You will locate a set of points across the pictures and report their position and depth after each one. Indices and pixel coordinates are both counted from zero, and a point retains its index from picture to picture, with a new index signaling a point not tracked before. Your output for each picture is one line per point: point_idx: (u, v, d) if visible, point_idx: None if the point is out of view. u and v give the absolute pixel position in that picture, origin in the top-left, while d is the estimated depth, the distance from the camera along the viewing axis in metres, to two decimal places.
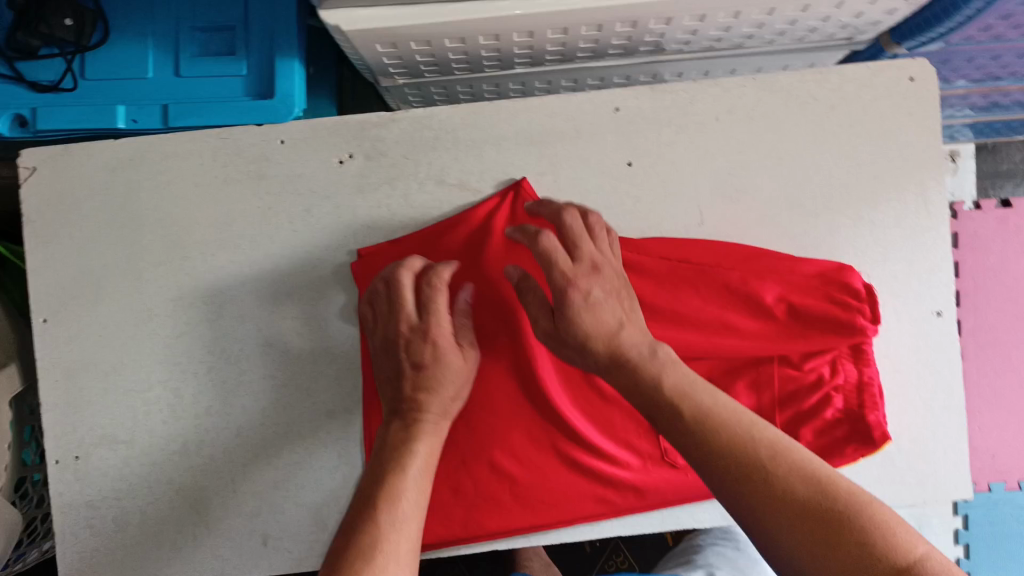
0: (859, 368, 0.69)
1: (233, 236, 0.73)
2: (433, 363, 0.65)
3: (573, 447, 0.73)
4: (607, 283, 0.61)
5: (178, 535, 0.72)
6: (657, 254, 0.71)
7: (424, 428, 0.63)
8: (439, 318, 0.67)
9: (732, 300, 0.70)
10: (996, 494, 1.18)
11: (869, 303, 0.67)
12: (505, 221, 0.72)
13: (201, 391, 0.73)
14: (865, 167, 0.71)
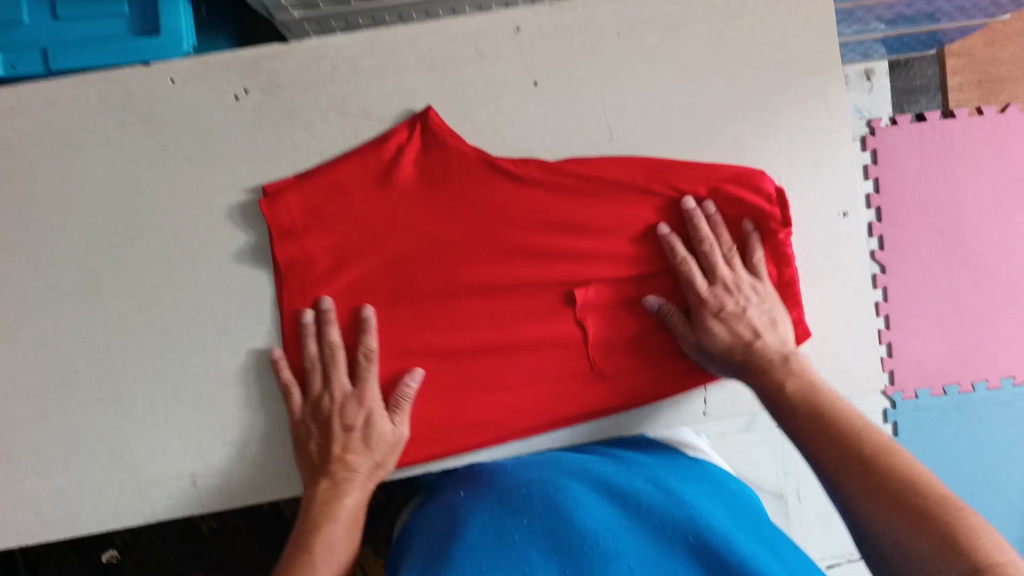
0: (780, 269, 0.73)
1: (131, 178, 0.70)
2: (366, 424, 0.69)
3: (509, 365, 0.75)
4: (758, 301, 0.71)
5: (106, 482, 0.73)
6: (576, 172, 0.72)
7: (357, 482, 0.67)
8: (369, 388, 0.70)
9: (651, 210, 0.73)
10: (922, 400, 1.29)
11: (781, 205, 0.71)
12: (416, 151, 0.71)
13: (113, 340, 0.71)
14: (766, 77, 0.72)
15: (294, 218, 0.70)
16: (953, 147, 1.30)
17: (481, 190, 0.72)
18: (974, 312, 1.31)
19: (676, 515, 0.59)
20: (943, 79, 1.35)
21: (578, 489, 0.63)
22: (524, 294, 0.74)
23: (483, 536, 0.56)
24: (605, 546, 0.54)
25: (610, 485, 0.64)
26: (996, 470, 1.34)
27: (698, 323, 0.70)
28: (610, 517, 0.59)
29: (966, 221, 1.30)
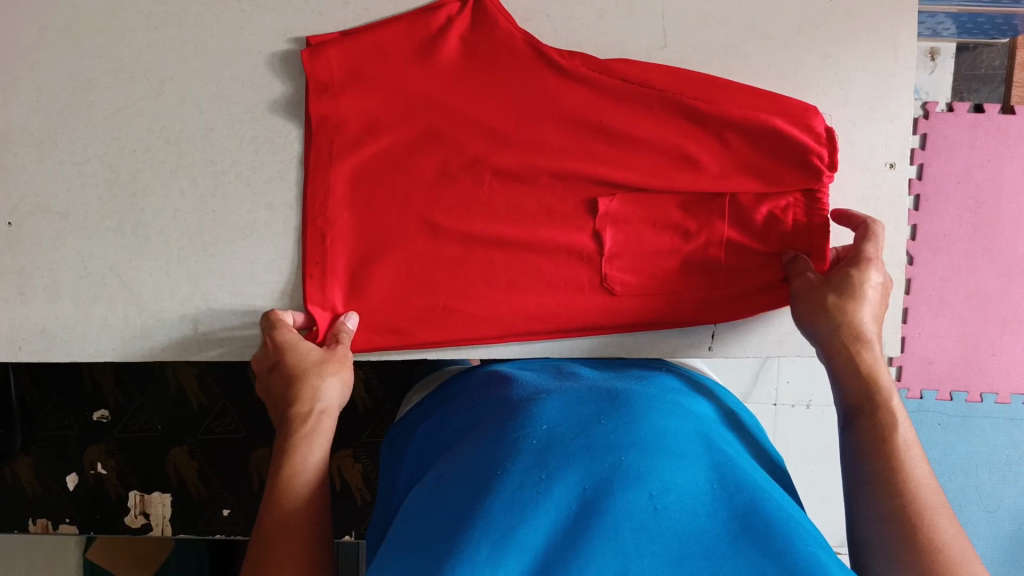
0: (814, 215, 0.68)
1: (177, 9, 0.69)
2: (288, 361, 0.65)
3: (516, 265, 0.73)
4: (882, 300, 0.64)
5: (111, 312, 0.73)
6: (621, 76, 0.69)
7: (305, 416, 0.61)
8: (285, 336, 0.67)
9: (690, 131, 0.70)
10: (926, 401, 1.34)
11: (829, 146, 0.67)
12: (465, 25, 0.69)
13: (138, 171, 0.71)
14: (836, 5, 0.70)
15: (332, 74, 0.69)
16: (1006, 144, 1.28)
17: (524, 80, 0.70)
18: (997, 319, 1.32)
19: (695, 440, 0.54)
20: (1011, 71, 1.26)
21: (591, 402, 0.58)
22: (545, 197, 0.73)
23: (484, 459, 0.52)
24: (623, 464, 0.49)
25: (624, 399, 0.59)
26: (988, 482, 1.37)
27: (833, 279, 0.63)
28: (626, 424, 0.54)
29: (1005, 225, 1.30)
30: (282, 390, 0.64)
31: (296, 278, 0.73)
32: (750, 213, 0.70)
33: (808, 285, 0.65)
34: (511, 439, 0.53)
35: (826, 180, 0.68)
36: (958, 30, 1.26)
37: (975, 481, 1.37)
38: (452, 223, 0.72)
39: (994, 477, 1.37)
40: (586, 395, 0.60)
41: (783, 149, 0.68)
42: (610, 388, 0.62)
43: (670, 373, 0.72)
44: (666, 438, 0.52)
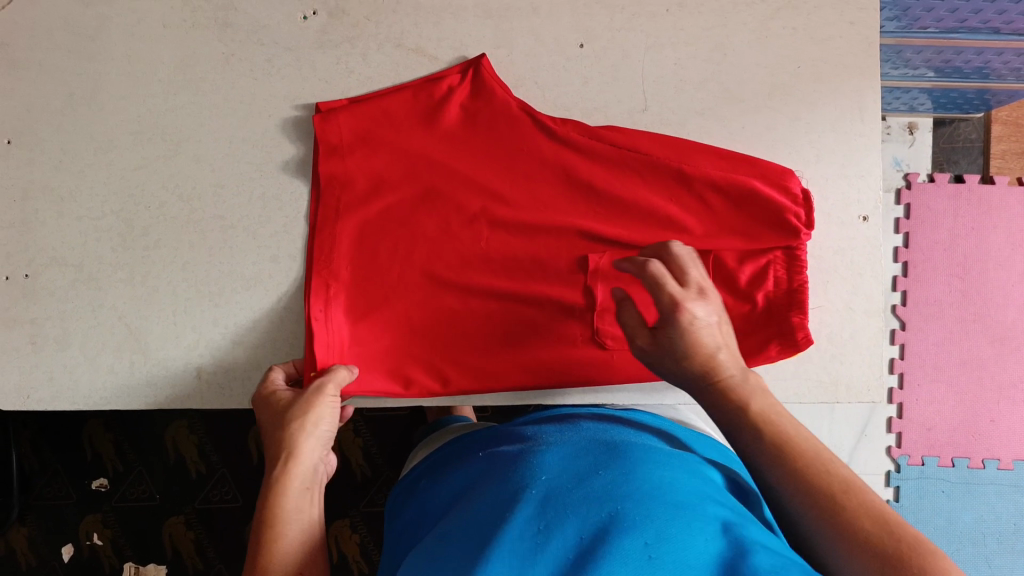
0: (792, 273, 0.72)
1: (196, 78, 0.75)
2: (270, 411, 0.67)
3: (511, 319, 0.76)
4: (715, 313, 0.54)
5: (117, 360, 0.76)
6: (608, 141, 0.73)
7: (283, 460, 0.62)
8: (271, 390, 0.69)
9: (676, 192, 0.73)
10: (929, 469, 1.33)
11: (806, 207, 0.70)
12: (465, 95, 0.74)
13: (152, 225, 0.76)
14: (804, 72, 0.75)
15: (343, 137, 0.73)
16: (988, 213, 1.33)
17: (518, 146, 0.74)
18: (993, 384, 1.33)
19: (695, 491, 0.54)
20: (987, 143, 1.34)
21: (589, 454, 0.60)
22: (539, 254, 0.75)
23: (484, 518, 0.53)
24: (618, 512, 0.50)
25: (621, 450, 0.60)
26: (996, 551, 1.35)
27: (661, 340, 0.54)
28: (623, 475, 0.55)
29: (993, 290, 1.33)
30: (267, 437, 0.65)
31: (299, 325, 0.76)
32: (733, 272, 0.73)
33: (643, 352, 0.56)
34: (511, 495, 0.55)
35: (803, 240, 0.71)
36: (934, 106, 1.32)
37: (984, 551, 1.35)
38: (451, 277, 0.75)
39: (1002, 545, 1.35)
40: (589, 446, 0.62)
41: (762, 210, 0.71)
42: (607, 440, 0.63)
43: (668, 423, 0.74)
44: (664, 487, 0.53)
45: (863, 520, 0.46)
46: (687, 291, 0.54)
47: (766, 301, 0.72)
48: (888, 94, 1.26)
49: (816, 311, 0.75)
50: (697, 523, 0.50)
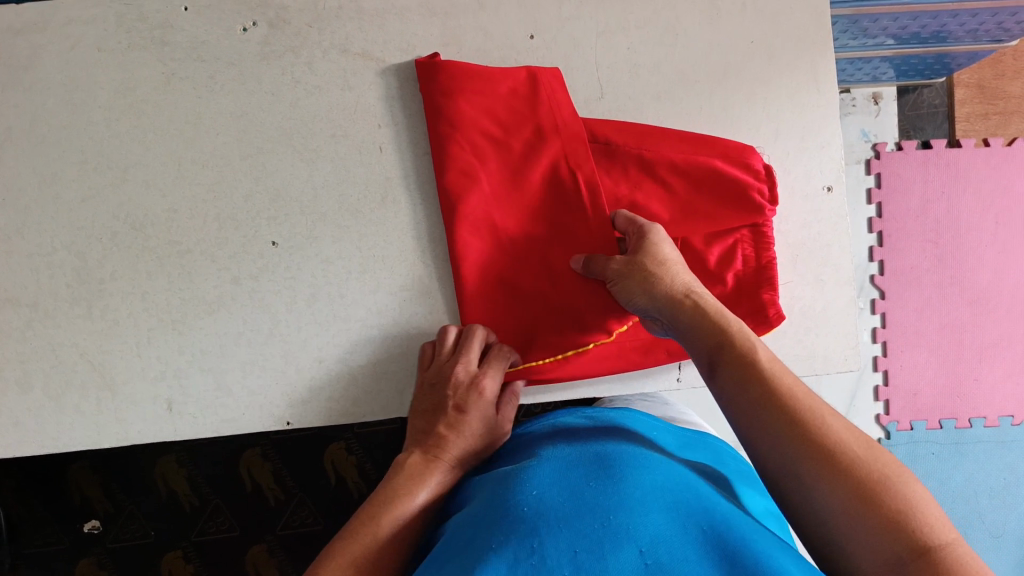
0: (759, 250, 0.71)
1: (138, 101, 0.73)
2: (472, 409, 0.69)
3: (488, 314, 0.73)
4: (682, 270, 0.65)
5: (82, 399, 0.73)
6: (577, 130, 0.71)
7: (448, 470, 0.68)
8: (492, 387, 0.70)
9: (640, 179, 0.71)
10: (917, 433, 1.33)
11: (769, 183, 0.69)
12: (447, 83, 0.71)
13: (106, 256, 0.73)
14: (758, 46, 0.74)
15: (445, 87, 0.71)
16: (957, 175, 1.33)
17: (565, 145, 0.71)
18: (975, 344, 1.34)
19: (686, 493, 0.54)
20: (951, 108, 1.35)
21: (581, 469, 0.58)
22: (511, 248, 0.72)
23: (464, 542, 0.52)
24: (612, 526, 0.50)
25: (615, 462, 0.58)
26: (988, 508, 1.36)
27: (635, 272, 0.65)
28: (612, 484, 0.55)
29: (968, 251, 1.33)
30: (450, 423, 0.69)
31: (266, 347, 0.73)
32: (702, 254, 0.72)
33: (620, 269, 0.65)
34: (503, 509, 0.53)
35: (769, 216, 0.70)
36: (896, 74, 1.31)
37: (977, 508, 1.36)
38: (469, 262, 0.72)
39: (993, 501, 1.36)
40: (582, 457, 0.60)
41: (724, 189, 0.69)
42: (594, 449, 0.62)
43: (666, 431, 0.72)
44: (650, 491, 0.54)
45: (858, 451, 0.50)
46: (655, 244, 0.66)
47: (735, 280, 0.72)
48: (849, 64, 1.25)
49: (786, 286, 0.74)
50: (684, 526, 0.50)
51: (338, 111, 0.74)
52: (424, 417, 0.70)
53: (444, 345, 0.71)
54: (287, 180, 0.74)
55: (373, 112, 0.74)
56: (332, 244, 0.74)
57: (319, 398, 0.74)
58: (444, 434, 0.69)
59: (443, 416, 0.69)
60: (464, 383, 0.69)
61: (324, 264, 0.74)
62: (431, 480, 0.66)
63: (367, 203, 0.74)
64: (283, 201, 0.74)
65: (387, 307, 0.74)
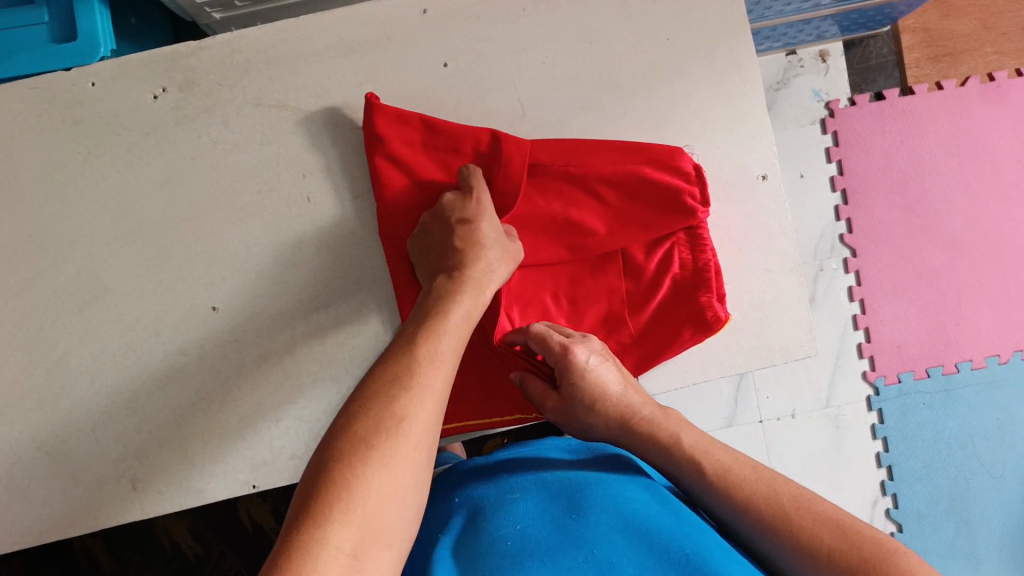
0: (695, 253, 0.70)
1: (57, 184, 0.72)
2: (475, 220, 0.68)
3: None
4: (619, 393, 0.68)
5: (46, 491, 0.72)
6: (521, 157, 0.69)
7: (472, 281, 0.65)
8: (482, 195, 0.69)
9: (578, 198, 0.71)
10: (906, 385, 1.31)
11: (700, 185, 0.68)
12: (379, 125, 0.71)
13: (49, 344, 0.72)
14: (675, 41, 0.73)
15: (379, 129, 0.71)
16: (913, 124, 1.32)
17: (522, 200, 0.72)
18: (952, 290, 1.31)
19: (665, 524, 0.56)
20: (900, 56, 1.33)
21: (547, 514, 0.57)
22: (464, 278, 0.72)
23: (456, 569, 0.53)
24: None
25: (581, 501, 0.58)
26: (986, 449, 1.32)
27: (572, 406, 0.69)
28: (598, 511, 0.57)
29: (934, 198, 1.31)
30: (460, 232, 0.68)
31: (220, 412, 0.72)
32: (642, 265, 0.72)
33: (558, 407, 0.70)
34: (489, 543, 0.55)
35: (703, 217, 0.69)
36: (840, 30, 1.29)
37: (975, 451, 1.32)
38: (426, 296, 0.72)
39: (991, 443, 1.32)
40: (544, 495, 0.60)
41: (655, 198, 0.69)
42: (550, 482, 0.61)
43: None
44: (634, 519, 0.56)
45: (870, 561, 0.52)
46: (590, 376, 0.67)
47: (673, 285, 0.71)
48: (790, 29, 1.22)
49: (733, 281, 0.73)
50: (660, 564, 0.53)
51: (260, 166, 0.72)
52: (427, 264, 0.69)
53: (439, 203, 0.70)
54: (219, 243, 0.72)
55: (296, 162, 0.73)
56: (273, 300, 0.72)
57: (281, 456, 0.72)
58: (460, 259, 0.67)
59: (448, 236, 0.68)
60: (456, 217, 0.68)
61: (268, 322, 0.72)
62: (459, 304, 0.63)
63: (302, 255, 0.73)
64: (217, 263, 0.72)
65: (338, 356, 0.73)
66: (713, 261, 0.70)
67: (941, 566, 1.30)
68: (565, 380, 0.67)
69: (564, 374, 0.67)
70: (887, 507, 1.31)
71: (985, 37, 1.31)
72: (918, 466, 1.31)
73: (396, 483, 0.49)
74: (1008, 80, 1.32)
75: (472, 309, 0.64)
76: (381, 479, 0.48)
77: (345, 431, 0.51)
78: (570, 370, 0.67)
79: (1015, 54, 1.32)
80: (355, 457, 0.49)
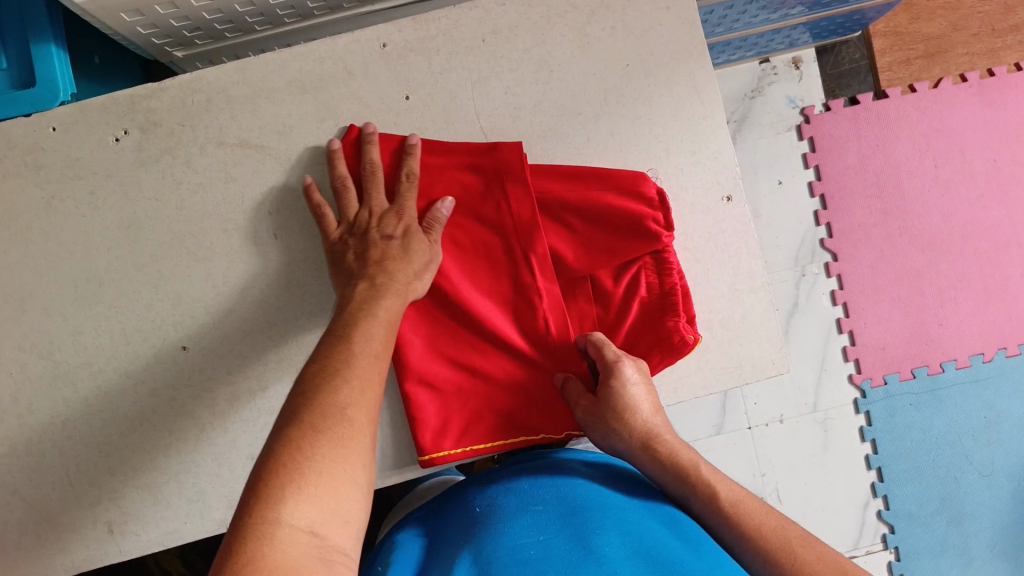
0: (663, 277, 0.70)
1: (21, 229, 0.72)
2: (399, 231, 0.68)
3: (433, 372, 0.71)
4: (651, 412, 0.67)
5: (23, 538, 0.72)
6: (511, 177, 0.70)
7: (392, 287, 0.65)
8: (406, 204, 0.69)
9: (553, 223, 0.71)
10: (893, 387, 1.31)
11: (664, 210, 0.68)
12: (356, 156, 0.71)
13: (19, 390, 0.72)
14: (634, 66, 0.73)
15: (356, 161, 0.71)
16: (887, 127, 1.32)
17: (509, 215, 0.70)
18: (934, 290, 1.31)
19: (679, 558, 0.54)
20: (872, 60, 1.33)
21: (556, 545, 0.56)
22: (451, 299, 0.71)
23: None
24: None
25: (591, 532, 0.56)
26: (975, 448, 1.31)
27: (606, 414, 0.66)
28: (610, 542, 0.55)
29: (911, 200, 1.32)
30: (379, 238, 0.67)
31: (195, 453, 0.72)
32: (611, 291, 0.72)
33: (590, 412, 0.67)
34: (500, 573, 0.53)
35: (668, 243, 0.69)
36: (811, 38, 1.29)
37: (964, 450, 1.31)
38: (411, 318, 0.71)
39: (979, 441, 1.31)
40: (558, 517, 0.59)
41: (621, 223, 0.69)
42: (571, 499, 0.61)
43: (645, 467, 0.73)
44: (647, 553, 0.54)
45: None
46: (631, 386, 0.66)
47: (642, 308, 0.71)
48: (761, 38, 1.22)
49: (702, 301, 0.74)
50: None
51: (225, 205, 0.72)
52: (339, 271, 0.68)
53: (349, 209, 0.70)
54: (187, 283, 0.72)
55: (261, 199, 0.73)
56: (244, 338, 0.72)
57: None
58: (383, 256, 0.66)
59: (367, 239, 0.67)
60: (376, 223, 0.68)
61: (240, 360, 0.72)
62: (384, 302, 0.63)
63: (271, 291, 0.73)
64: (186, 302, 0.72)
65: None
66: (679, 285, 0.69)
67: (932, 565, 1.29)
68: (607, 385, 0.66)
69: (608, 379, 0.66)
70: (878, 508, 1.30)
71: (956, 39, 1.32)
72: (907, 466, 1.30)
73: (331, 504, 0.47)
74: (979, 80, 1.33)
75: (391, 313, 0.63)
76: (335, 464, 0.49)
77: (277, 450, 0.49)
78: (616, 375, 0.66)
79: (986, 54, 1.32)
80: (316, 441, 0.50)
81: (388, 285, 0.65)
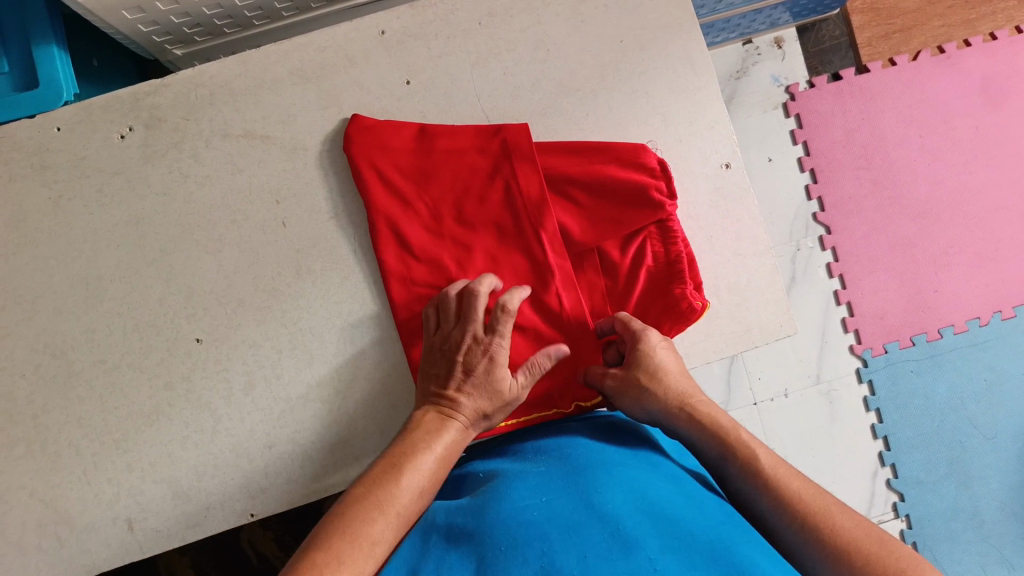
0: (668, 245, 0.72)
1: (30, 231, 0.73)
2: (483, 372, 0.66)
3: None
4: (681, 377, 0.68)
5: (44, 538, 0.72)
6: (517, 155, 0.71)
7: (461, 418, 0.65)
8: (500, 335, 0.67)
9: (559, 198, 0.72)
10: (893, 355, 1.33)
11: (666, 178, 0.70)
12: (361, 142, 0.72)
13: (35, 391, 0.72)
14: (630, 41, 0.74)
15: (362, 145, 0.72)
16: (872, 100, 1.35)
17: (515, 192, 0.71)
18: (927, 258, 1.33)
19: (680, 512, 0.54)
20: (853, 36, 1.35)
21: (555, 500, 0.55)
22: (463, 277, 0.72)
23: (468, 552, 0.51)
24: (620, 535, 0.49)
25: (589, 487, 0.56)
26: (977, 412, 1.33)
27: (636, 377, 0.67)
28: (606, 494, 0.55)
29: (900, 171, 1.34)
30: (463, 370, 0.66)
31: (213, 444, 0.72)
32: (618, 261, 0.73)
33: (618, 382, 0.68)
34: (498, 526, 0.52)
35: (671, 211, 0.70)
36: (791, 18, 1.31)
37: (966, 415, 1.33)
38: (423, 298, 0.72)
39: (980, 405, 1.33)
40: (557, 476, 0.59)
41: (625, 193, 0.70)
42: (573, 460, 0.62)
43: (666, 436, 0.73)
44: (645, 506, 0.54)
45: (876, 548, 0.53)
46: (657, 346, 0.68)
47: (649, 277, 0.72)
48: (744, 19, 1.24)
49: (708, 268, 0.75)
50: (674, 538, 0.50)
51: (232, 197, 0.73)
52: (423, 379, 0.68)
53: (443, 324, 0.68)
54: (198, 276, 0.73)
55: (268, 190, 0.73)
56: (257, 327, 0.73)
57: (278, 482, 0.72)
58: (458, 388, 0.66)
59: (452, 366, 0.67)
60: (465, 357, 0.67)
61: (254, 349, 0.73)
62: (450, 418, 0.65)
63: (282, 279, 0.73)
64: (198, 296, 0.73)
65: (327, 376, 0.73)
66: (684, 252, 0.71)
67: (942, 529, 1.31)
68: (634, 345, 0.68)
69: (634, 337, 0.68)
70: (887, 477, 1.32)
71: (933, 11, 1.34)
72: (912, 434, 1.32)
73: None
74: (959, 50, 1.35)
75: (459, 434, 0.65)
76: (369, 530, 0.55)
77: (318, 541, 0.54)
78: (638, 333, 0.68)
79: (963, 24, 1.35)
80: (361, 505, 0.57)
81: (458, 419, 0.65)
